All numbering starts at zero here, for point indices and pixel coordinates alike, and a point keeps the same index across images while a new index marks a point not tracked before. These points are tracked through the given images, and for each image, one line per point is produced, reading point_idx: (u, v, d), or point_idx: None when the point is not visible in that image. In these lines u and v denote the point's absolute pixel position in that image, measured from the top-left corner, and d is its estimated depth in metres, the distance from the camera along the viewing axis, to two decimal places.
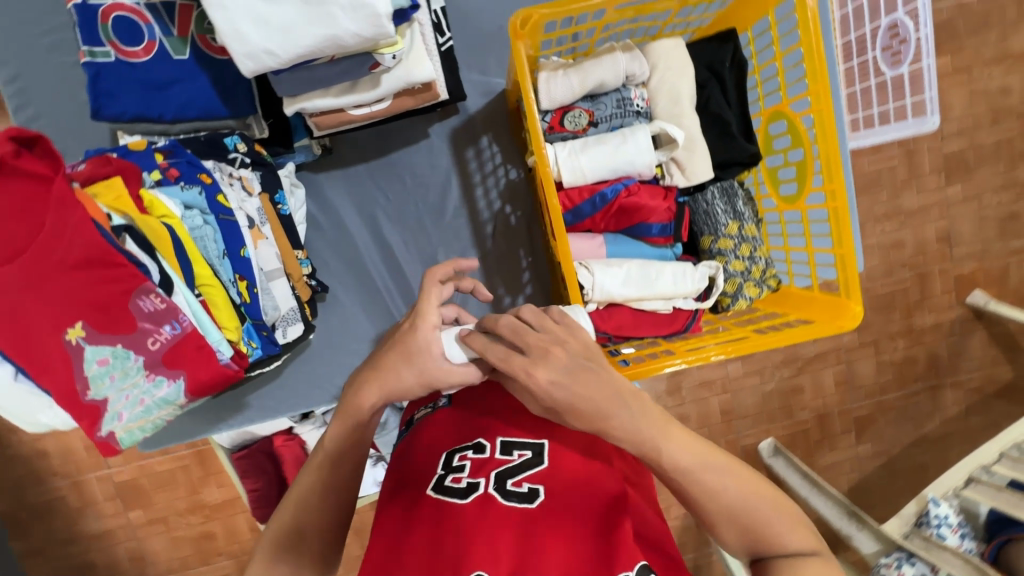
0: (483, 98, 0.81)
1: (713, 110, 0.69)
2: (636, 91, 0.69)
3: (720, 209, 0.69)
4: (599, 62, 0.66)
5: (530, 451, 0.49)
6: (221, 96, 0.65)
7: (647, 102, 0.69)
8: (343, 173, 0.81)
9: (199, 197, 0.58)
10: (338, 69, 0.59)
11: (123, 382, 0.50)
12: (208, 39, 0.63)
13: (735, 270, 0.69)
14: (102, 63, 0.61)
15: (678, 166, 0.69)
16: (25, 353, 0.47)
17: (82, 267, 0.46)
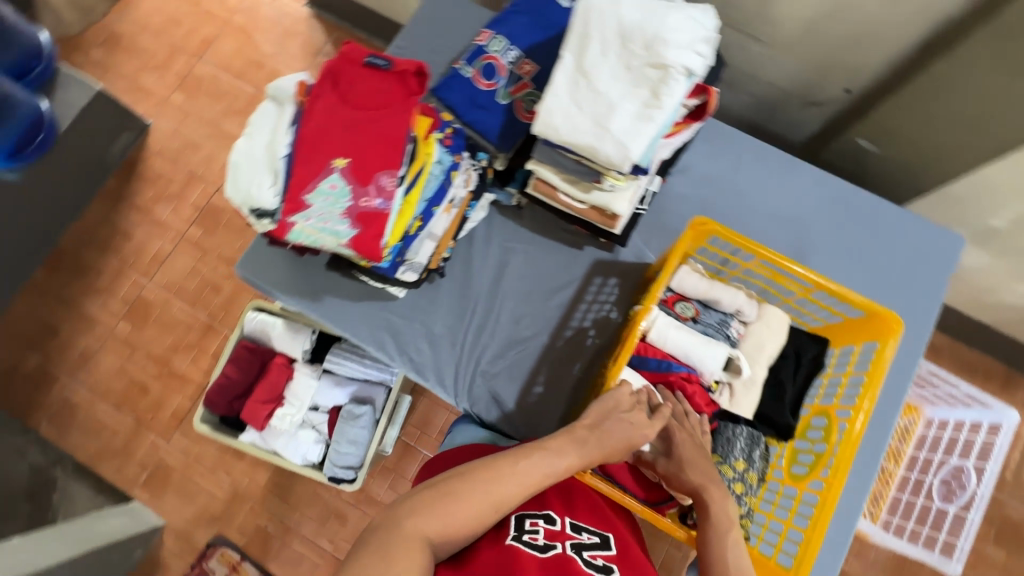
0: (633, 258, 1.04)
1: (779, 377, 0.84)
2: (737, 325, 0.87)
3: (738, 444, 0.81)
4: (726, 288, 0.87)
5: (595, 537, 0.79)
6: (499, 133, 0.94)
7: (740, 336, 0.87)
8: (513, 225, 1.05)
9: (446, 162, 0.86)
10: (579, 168, 0.85)
11: (329, 206, 0.73)
12: (521, 106, 0.94)
13: None
14: (461, 74, 0.96)
15: (730, 391, 0.83)
16: (311, 148, 0.73)
17: (380, 138, 0.74)
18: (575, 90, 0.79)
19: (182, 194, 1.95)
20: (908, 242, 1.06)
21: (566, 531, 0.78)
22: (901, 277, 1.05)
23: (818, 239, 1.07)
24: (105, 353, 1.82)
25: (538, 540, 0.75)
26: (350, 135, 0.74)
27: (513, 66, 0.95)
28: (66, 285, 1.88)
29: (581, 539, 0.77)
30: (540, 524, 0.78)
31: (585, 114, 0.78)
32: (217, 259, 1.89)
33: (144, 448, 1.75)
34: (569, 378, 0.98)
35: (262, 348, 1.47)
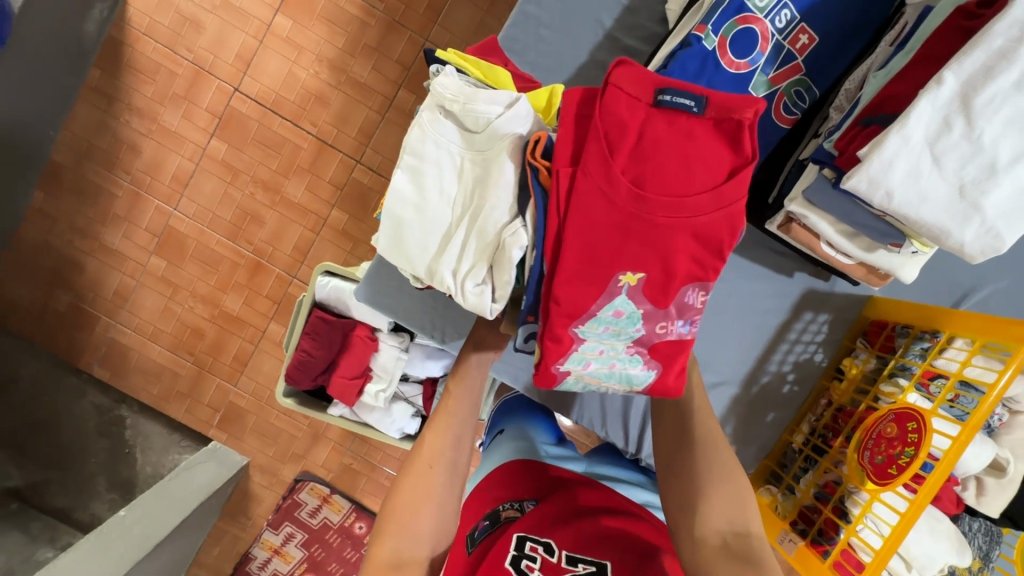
0: (851, 291, 0.97)
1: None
2: (999, 413, 0.86)
3: (977, 539, 0.89)
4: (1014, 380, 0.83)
5: (592, 568, 0.71)
6: None
7: (1001, 423, 0.87)
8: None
9: None
10: (873, 222, 0.76)
11: (611, 330, 0.78)
12: (780, 106, 0.84)
13: None
14: (708, 47, 0.79)
15: (979, 488, 0.85)
16: (594, 265, 0.72)
17: (693, 240, 0.73)
18: (940, 142, 0.66)
19: (191, 93, 1.53)
20: None
21: (561, 564, 0.71)
22: None
23: None
24: (143, 291, 1.62)
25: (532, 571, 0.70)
26: (655, 239, 0.72)
27: (783, 39, 0.81)
28: (76, 211, 1.58)
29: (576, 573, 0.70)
30: (537, 551, 0.72)
31: (945, 179, 0.67)
32: (252, 182, 1.57)
33: (212, 391, 1.66)
34: (767, 417, 1.01)
35: (341, 318, 1.27)
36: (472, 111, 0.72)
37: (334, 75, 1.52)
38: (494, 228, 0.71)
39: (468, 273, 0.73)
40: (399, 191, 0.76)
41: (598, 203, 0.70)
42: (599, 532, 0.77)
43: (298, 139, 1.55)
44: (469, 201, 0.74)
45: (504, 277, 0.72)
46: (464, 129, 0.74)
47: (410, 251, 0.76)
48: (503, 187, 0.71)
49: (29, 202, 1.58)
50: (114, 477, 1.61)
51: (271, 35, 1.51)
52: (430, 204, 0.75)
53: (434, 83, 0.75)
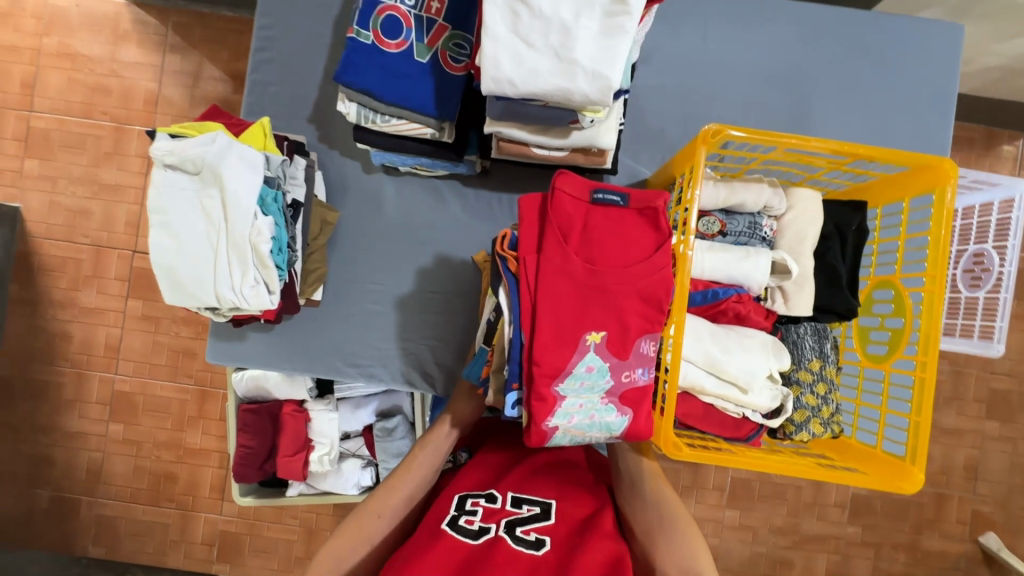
0: (626, 180, 1.08)
1: (828, 260, 0.79)
2: (768, 221, 0.79)
3: (807, 345, 0.78)
4: (747, 186, 0.78)
5: (537, 509, 0.85)
6: (435, 99, 0.77)
7: (775, 232, 0.79)
8: (499, 191, 1.07)
9: (424, 160, 0.87)
10: (548, 113, 0.72)
11: (585, 387, 0.81)
12: (451, 59, 0.77)
13: (806, 402, 0.76)
14: (362, 42, 0.77)
15: (783, 295, 0.77)
16: (560, 325, 0.79)
17: (638, 295, 0.80)
18: (519, 26, 0.65)
19: (97, 270, 1.71)
20: (919, 49, 1.08)
21: (505, 508, 0.85)
22: (922, 88, 1.08)
23: (865, 54, 1.08)
24: (111, 459, 1.71)
25: (473, 522, 0.82)
26: (610, 304, 0.79)
27: (419, 12, 0.78)
28: (32, 411, 1.71)
29: (520, 514, 0.83)
30: (478, 503, 0.86)
31: (543, 53, 0.66)
32: (174, 323, 1.71)
33: (201, 527, 1.70)
34: None
35: (265, 404, 1.35)
36: (190, 160, 0.83)
37: None
38: (246, 243, 0.85)
39: (242, 286, 0.86)
40: (158, 248, 0.85)
41: (558, 276, 0.79)
42: (535, 478, 0.92)
43: None
44: (218, 229, 0.85)
45: (272, 273, 0.88)
46: (190, 175, 0.84)
47: (188, 292, 0.87)
48: (238, 207, 0.84)
49: None
50: None
51: (149, 194, 1.71)
52: (184, 245, 0.85)
53: (152, 147, 0.84)
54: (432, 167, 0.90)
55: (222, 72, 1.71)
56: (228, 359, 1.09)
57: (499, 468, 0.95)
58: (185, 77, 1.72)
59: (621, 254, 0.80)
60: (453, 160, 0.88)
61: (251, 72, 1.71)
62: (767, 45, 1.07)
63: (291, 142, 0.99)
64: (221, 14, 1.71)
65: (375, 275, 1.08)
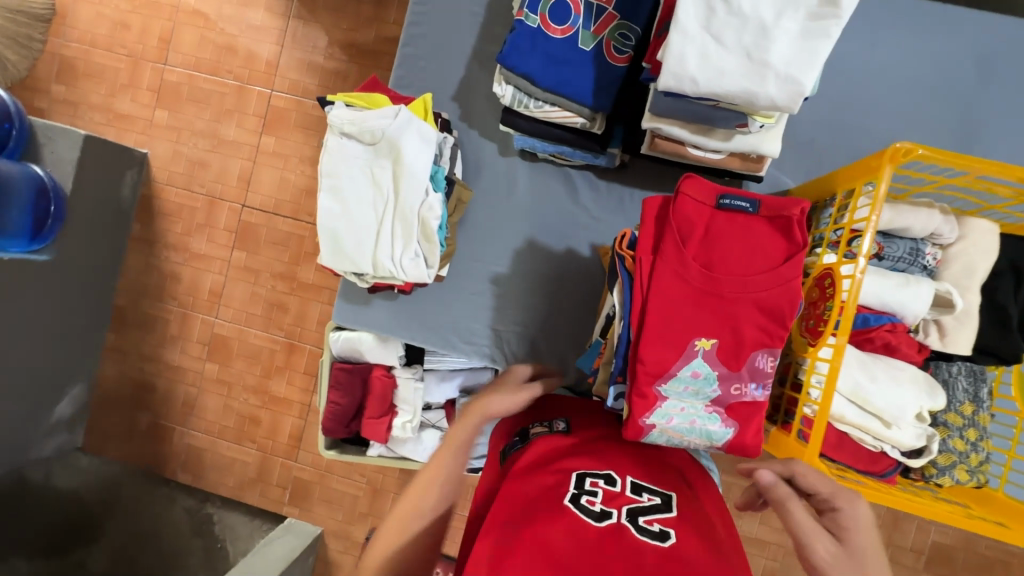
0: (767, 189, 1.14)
1: (994, 301, 0.85)
2: (928, 251, 0.84)
3: (961, 385, 0.84)
4: (917, 212, 0.81)
5: (658, 499, 0.78)
6: (594, 87, 0.83)
7: (935, 262, 0.84)
8: (626, 186, 1.15)
9: (567, 149, 0.95)
10: (714, 114, 0.80)
11: (690, 391, 0.83)
12: (614, 50, 0.83)
13: (953, 446, 0.82)
14: (528, 26, 0.84)
15: (936, 329, 0.82)
16: (670, 328, 0.82)
17: (755, 308, 0.81)
18: (712, 23, 0.72)
19: (209, 219, 1.83)
20: None
21: (624, 493, 0.77)
22: None
23: (1011, 85, 1.11)
24: (205, 395, 1.85)
25: (594, 502, 0.74)
26: (724, 313, 0.81)
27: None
28: (141, 341, 1.87)
29: (641, 503, 0.76)
30: (596, 482, 0.78)
31: (731, 51, 0.72)
32: (272, 276, 1.81)
33: (278, 470, 1.82)
34: None
35: (357, 365, 1.41)
36: (368, 134, 0.99)
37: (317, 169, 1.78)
38: (411, 212, 1.00)
39: (404, 254, 1.02)
40: (328, 209, 1.03)
41: (673, 280, 0.81)
42: (646, 469, 0.85)
43: (300, 230, 1.79)
44: (384, 199, 1.01)
45: (433, 242, 1.03)
46: (365, 146, 1.00)
47: (350, 251, 1.03)
48: (411, 179, 0.99)
49: (106, 345, 1.88)
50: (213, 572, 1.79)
51: (262, 153, 1.81)
52: (353, 211, 1.02)
53: (331, 117, 1.00)
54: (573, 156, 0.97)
55: (340, 41, 1.77)
56: (356, 323, 1.23)
57: (613, 450, 0.89)
58: (306, 43, 1.79)
59: (743, 264, 0.81)
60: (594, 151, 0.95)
61: (367, 43, 1.75)
62: (909, 67, 1.13)
63: (443, 120, 1.10)
64: None
65: (496, 257, 1.19)
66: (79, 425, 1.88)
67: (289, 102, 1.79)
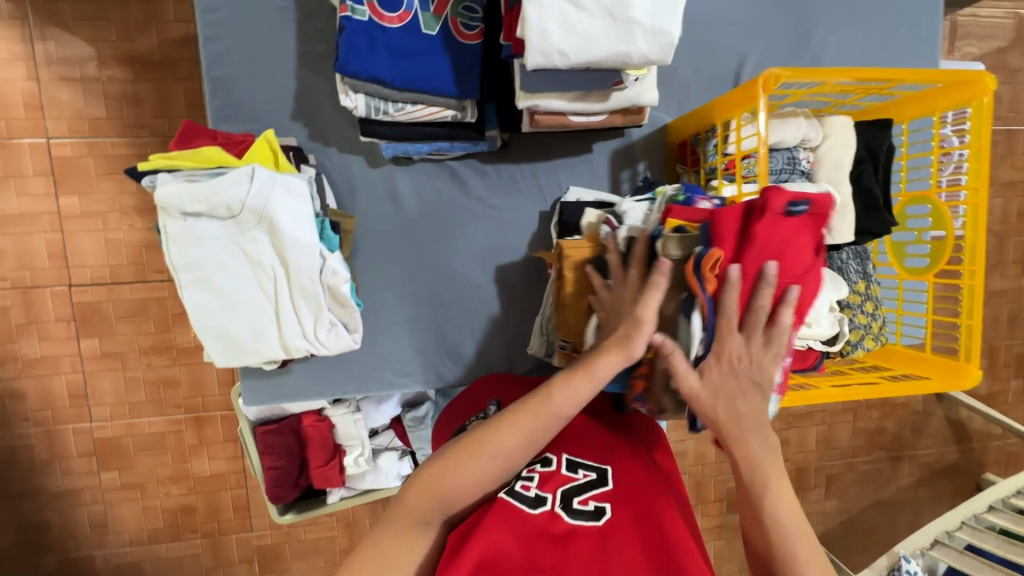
0: (647, 130, 1.14)
1: (863, 183, 0.95)
2: (804, 155, 0.93)
3: (852, 266, 0.96)
4: (786, 124, 0.91)
5: (594, 474, 0.76)
6: (454, 75, 0.86)
7: (811, 164, 0.94)
8: (513, 164, 1.11)
9: (446, 144, 0.97)
10: (589, 78, 0.84)
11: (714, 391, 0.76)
12: (462, 28, 0.86)
13: (860, 323, 0.94)
14: (360, 20, 0.83)
15: (827, 226, 0.90)
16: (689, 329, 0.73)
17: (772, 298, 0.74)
18: None
19: (32, 315, 1.48)
20: None
21: (561, 472, 0.76)
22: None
23: None
24: (115, 507, 1.59)
25: (530, 490, 0.73)
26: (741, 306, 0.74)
27: None
28: (4, 480, 1.54)
29: (577, 482, 0.74)
30: (534, 469, 0.78)
31: (594, 14, 0.75)
32: (143, 353, 1.54)
33: (235, 547, 1.66)
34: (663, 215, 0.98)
35: (283, 421, 1.27)
36: (223, 211, 0.86)
37: (147, 218, 1.49)
38: (306, 283, 0.93)
39: (317, 324, 0.97)
40: (204, 304, 0.91)
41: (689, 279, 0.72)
42: (583, 436, 0.84)
43: (156, 292, 1.52)
44: (268, 277, 0.92)
45: (345, 303, 0.97)
46: (224, 221, 0.87)
47: (248, 341, 0.96)
48: (295, 247, 0.90)
49: None
50: None
51: (68, 217, 1.47)
52: (234, 298, 0.92)
53: (163, 198, 0.84)
54: (450, 150, 0.99)
55: (115, 57, 1.43)
56: (285, 397, 1.13)
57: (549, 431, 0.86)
58: (69, 68, 1.42)
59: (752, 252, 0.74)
60: (474, 139, 0.97)
61: (151, 52, 1.44)
62: None
63: (293, 149, 1.00)
64: None
65: (397, 276, 1.11)
66: None
67: (78, 147, 1.45)
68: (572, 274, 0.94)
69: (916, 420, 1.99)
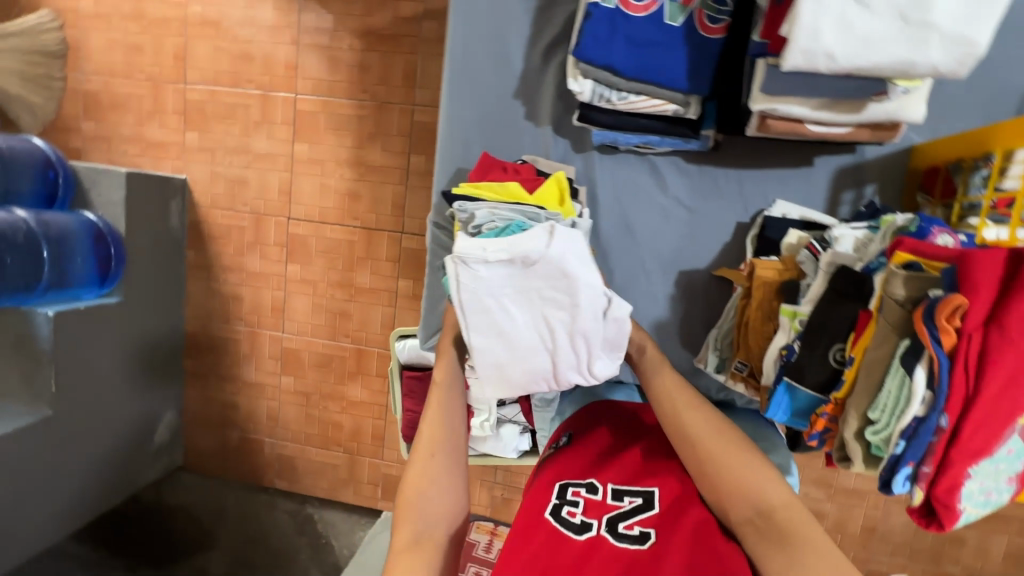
0: (879, 151, 1.04)
1: None
2: None
3: None
4: None
5: (639, 499, 0.77)
6: (688, 72, 0.89)
7: None
8: (720, 167, 1.08)
9: (656, 140, 1.00)
10: (843, 86, 0.82)
11: (999, 468, 0.69)
12: (706, 22, 0.89)
13: None
14: (607, 7, 0.89)
15: None
16: (998, 409, 0.65)
17: None
18: None
19: (259, 237, 1.81)
20: None
21: (607, 501, 0.78)
22: None
23: None
24: (285, 407, 1.90)
25: (576, 514, 0.76)
26: None
27: None
28: (217, 364, 1.93)
29: (622, 508, 0.76)
30: (579, 492, 0.79)
31: (881, 15, 0.72)
32: (330, 286, 1.80)
33: (367, 469, 1.89)
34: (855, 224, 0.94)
35: (427, 371, 1.39)
36: (526, 260, 0.76)
37: (354, 170, 1.73)
38: (593, 327, 0.80)
39: (596, 363, 0.83)
40: (487, 349, 0.81)
41: (1012, 359, 0.63)
42: (639, 464, 0.84)
43: (349, 236, 1.76)
44: (556, 323, 0.80)
45: (624, 342, 0.84)
46: (516, 268, 0.77)
47: (522, 383, 0.84)
48: (587, 288, 0.78)
49: (185, 369, 1.95)
50: (324, 565, 1.82)
51: (298, 161, 1.76)
52: (517, 343, 0.81)
53: (461, 249, 0.76)
54: (656, 147, 1.02)
55: (357, 29, 1.66)
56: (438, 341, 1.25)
57: (594, 446, 0.89)
58: (321, 37, 1.68)
59: None
60: (687, 136, 0.99)
61: (384, 26, 1.64)
62: None
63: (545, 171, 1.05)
64: None
65: None
66: (175, 447, 1.99)
67: (315, 104, 1.72)
68: (762, 293, 0.97)
69: None
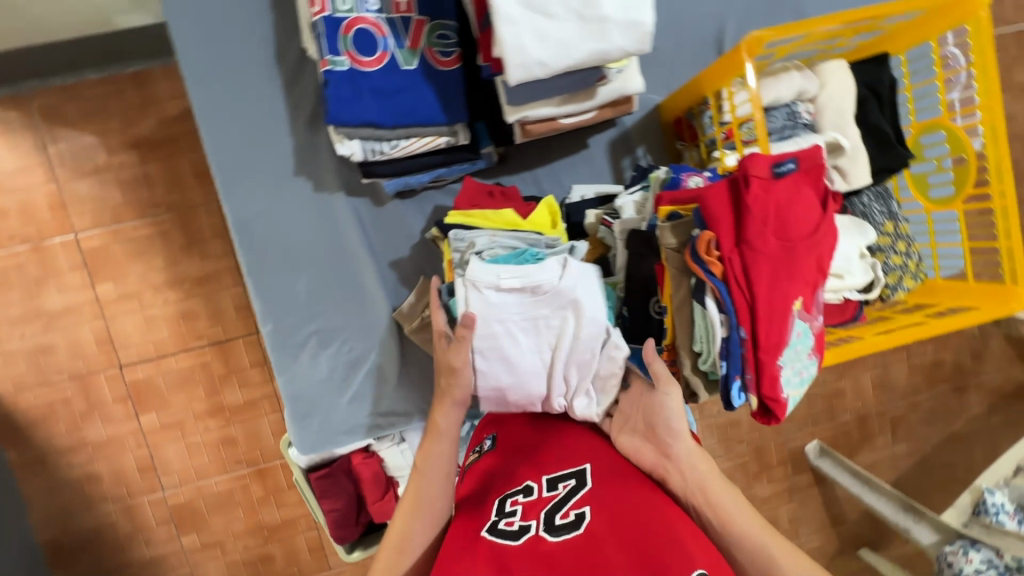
0: (636, 116, 1.21)
1: (874, 121, 1.07)
2: (804, 108, 1.03)
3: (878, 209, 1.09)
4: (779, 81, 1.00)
5: (572, 482, 0.75)
6: (439, 105, 0.96)
7: (812, 115, 1.04)
8: (516, 174, 1.18)
9: (446, 170, 1.07)
10: (569, 80, 0.93)
11: (795, 350, 0.83)
12: (438, 56, 0.95)
13: (897, 263, 1.07)
14: (341, 69, 0.91)
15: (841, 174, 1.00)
16: (770, 304, 0.79)
17: (820, 254, 0.82)
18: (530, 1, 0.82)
19: (92, 401, 1.56)
20: None
21: (542, 497, 0.74)
22: None
23: None
24: (201, 567, 1.66)
25: (514, 522, 0.71)
26: (804, 269, 0.81)
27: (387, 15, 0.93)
28: (97, 558, 1.63)
29: (558, 497, 0.73)
30: (517, 501, 0.75)
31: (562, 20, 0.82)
32: (199, 418, 1.61)
33: None
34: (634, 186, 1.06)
35: (332, 464, 1.29)
36: (534, 287, 0.89)
37: (178, 290, 1.56)
38: (587, 359, 0.89)
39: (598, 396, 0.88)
40: (490, 367, 0.89)
41: (760, 262, 0.78)
42: (570, 447, 0.83)
43: (200, 358, 1.59)
44: (557, 348, 0.89)
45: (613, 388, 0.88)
46: (525, 296, 0.90)
47: (516, 405, 0.90)
48: (589, 323, 0.89)
49: None
50: None
51: (107, 303, 1.54)
52: (518, 367, 0.89)
53: (476, 275, 0.90)
54: (448, 175, 1.08)
55: (121, 144, 1.50)
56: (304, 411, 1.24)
57: (510, 446, 0.88)
58: (82, 164, 1.50)
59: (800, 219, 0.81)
60: (470, 158, 1.07)
61: (153, 133, 1.51)
62: None
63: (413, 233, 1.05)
64: (87, 79, 1.47)
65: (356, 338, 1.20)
66: None
67: (104, 237, 1.52)
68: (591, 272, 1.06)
69: (975, 346, 1.90)
